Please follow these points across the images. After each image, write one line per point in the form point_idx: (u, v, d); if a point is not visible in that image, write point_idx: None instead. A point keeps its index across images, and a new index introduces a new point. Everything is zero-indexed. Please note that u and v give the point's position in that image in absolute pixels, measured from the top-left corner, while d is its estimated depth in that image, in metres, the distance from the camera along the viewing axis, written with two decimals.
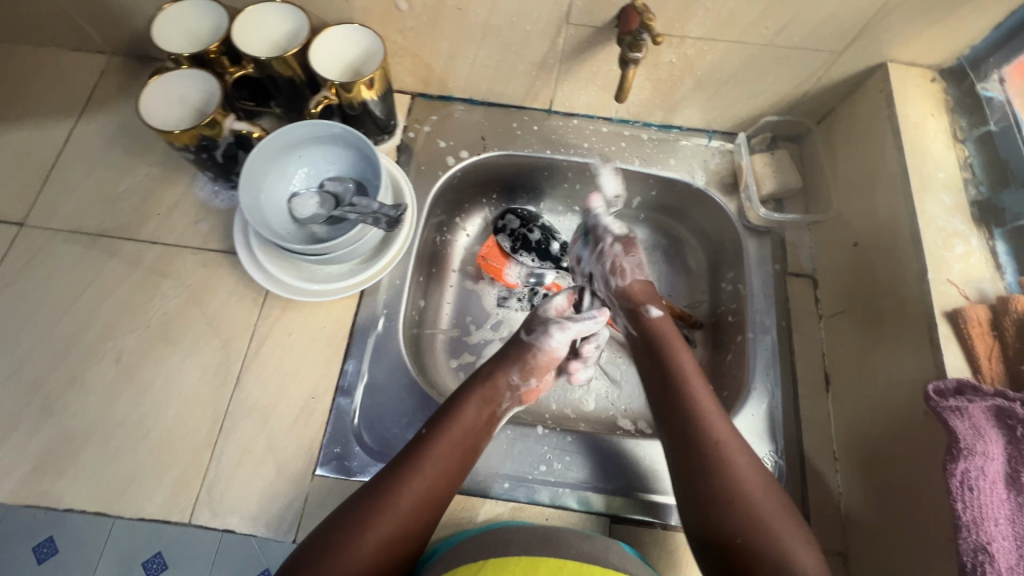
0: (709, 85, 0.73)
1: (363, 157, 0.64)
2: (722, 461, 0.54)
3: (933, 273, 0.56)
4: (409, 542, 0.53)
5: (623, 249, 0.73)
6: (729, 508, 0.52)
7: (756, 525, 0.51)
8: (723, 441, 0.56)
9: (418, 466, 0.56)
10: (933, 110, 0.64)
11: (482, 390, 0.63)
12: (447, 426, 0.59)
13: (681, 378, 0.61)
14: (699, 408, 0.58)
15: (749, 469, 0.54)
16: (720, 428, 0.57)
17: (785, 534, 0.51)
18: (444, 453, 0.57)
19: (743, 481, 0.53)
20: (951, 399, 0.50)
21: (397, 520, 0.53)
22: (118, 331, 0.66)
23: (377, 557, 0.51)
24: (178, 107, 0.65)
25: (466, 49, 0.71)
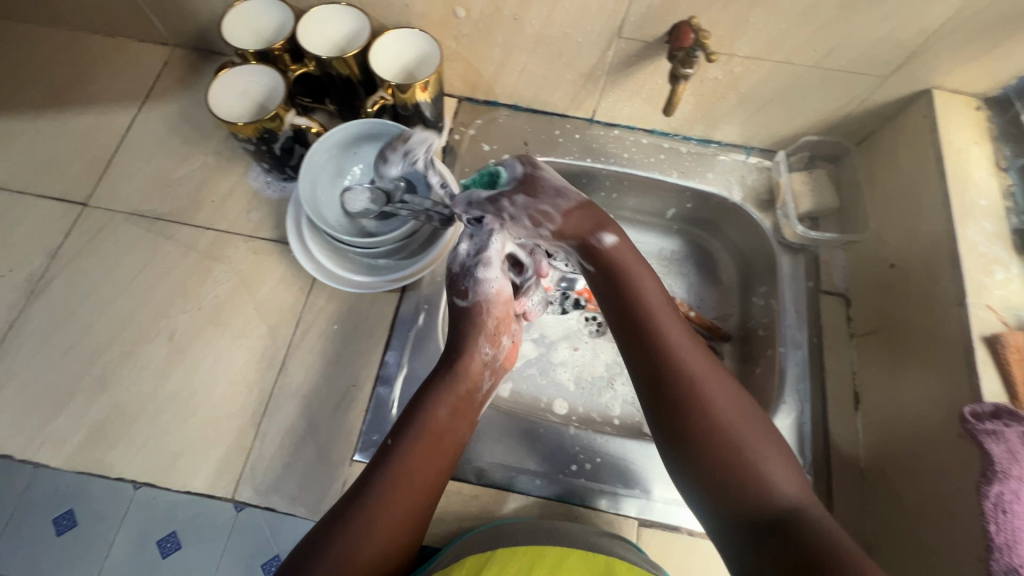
0: (752, 103, 0.74)
1: (414, 156, 0.67)
2: (705, 410, 0.52)
3: (973, 298, 0.57)
4: (416, 527, 0.54)
5: (512, 193, 0.63)
6: (711, 452, 0.50)
7: (738, 459, 0.50)
8: (699, 383, 0.53)
9: (409, 454, 0.56)
10: (977, 138, 0.65)
11: (456, 371, 0.62)
12: (431, 412, 0.59)
13: (646, 313, 0.58)
14: (673, 350, 0.55)
15: (728, 409, 0.52)
16: (700, 370, 0.54)
17: (768, 465, 0.49)
18: (420, 453, 0.56)
19: (724, 426, 0.51)
20: (987, 422, 0.50)
21: (402, 509, 0.53)
22: (171, 311, 0.69)
23: (390, 544, 0.52)
24: (243, 100, 0.69)
25: (516, 56, 0.74)
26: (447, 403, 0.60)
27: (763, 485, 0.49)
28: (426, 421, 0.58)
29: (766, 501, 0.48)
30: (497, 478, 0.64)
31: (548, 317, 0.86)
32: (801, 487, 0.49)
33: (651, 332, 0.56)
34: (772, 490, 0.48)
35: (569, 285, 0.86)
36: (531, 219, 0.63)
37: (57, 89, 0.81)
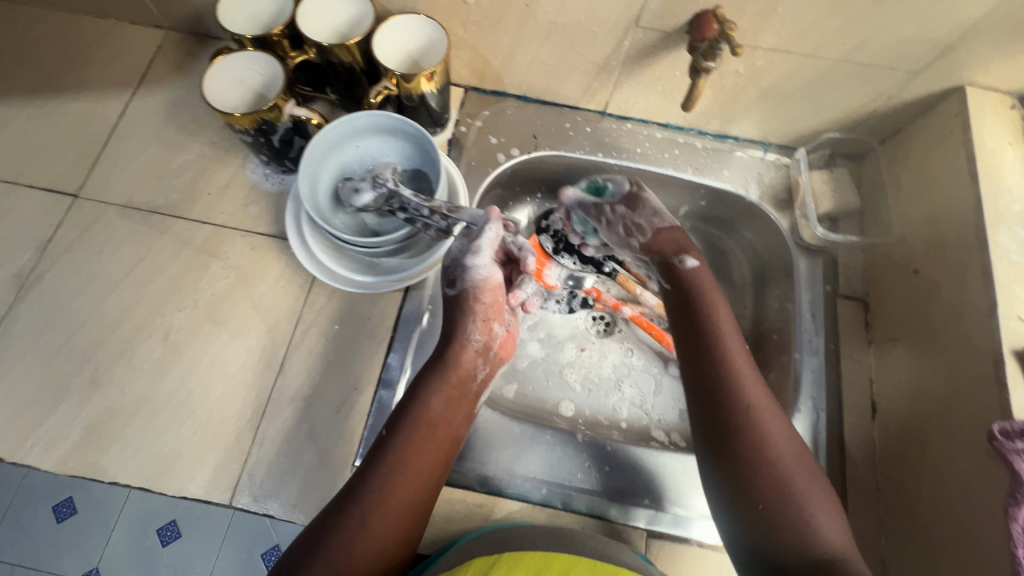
0: (773, 97, 0.71)
1: (421, 152, 0.63)
2: (754, 441, 0.55)
3: (1004, 309, 0.54)
4: (412, 525, 0.53)
5: (626, 207, 0.75)
6: (758, 486, 0.54)
7: (787, 499, 0.53)
8: (772, 426, 0.56)
9: (406, 448, 0.55)
10: (1011, 139, 0.62)
11: (452, 361, 0.61)
12: (426, 403, 0.58)
13: (725, 360, 0.61)
14: (742, 382, 0.59)
15: (784, 446, 0.56)
16: (759, 399, 0.58)
17: (817, 510, 0.53)
18: (414, 445, 0.56)
19: (784, 462, 0.55)
20: (1018, 441, 0.48)
21: (398, 505, 0.53)
22: (167, 309, 0.67)
23: (387, 543, 0.51)
24: (239, 88, 0.65)
25: (528, 45, 0.70)
26: (442, 393, 0.59)
27: (805, 523, 0.52)
28: (421, 412, 0.58)
29: (811, 541, 0.51)
30: (503, 486, 0.62)
31: (554, 316, 0.83)
32: (846, 541, 0.52)
33: (722, 364, 0.60)
34: (817, 532, 0.52)
35: (577, 284, 0.84)
36: (627, 229, 0.76)
37: (46, 73, 0.78)
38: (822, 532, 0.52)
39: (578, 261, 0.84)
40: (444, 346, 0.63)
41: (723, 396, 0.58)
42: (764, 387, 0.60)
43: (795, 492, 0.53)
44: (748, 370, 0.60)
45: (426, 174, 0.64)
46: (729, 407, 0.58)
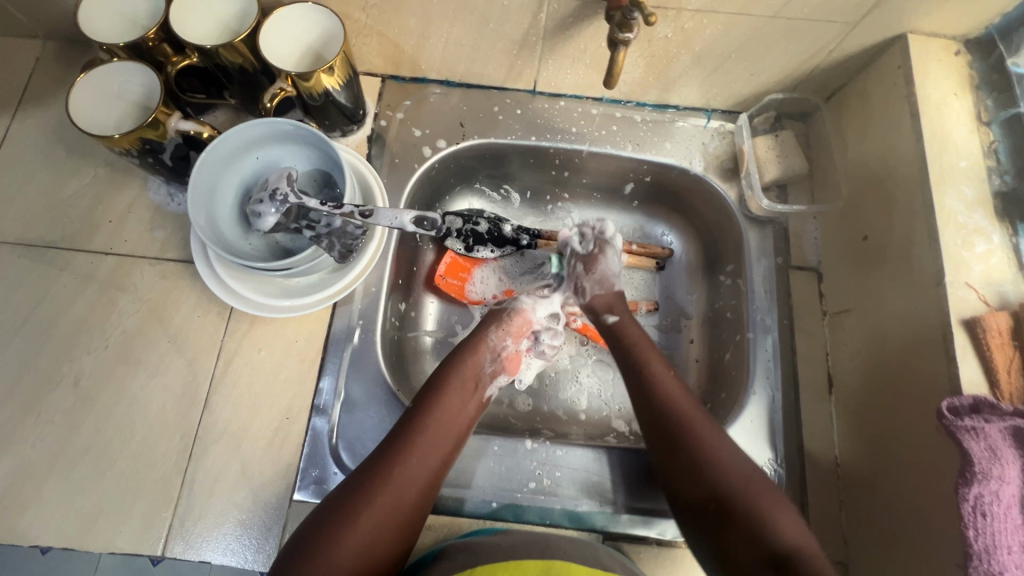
0: (708, 61, 0.66)
1: (325, 156, 0.58)
2: (694, 458, 0.53)
3: (951, 276, 0.51)
4: (419, 502, 0.52)
5: (583, 267, 0.69)
6: (712, 492, 0.51)
7: (727, 494, 0.50)
8: (703, 435, 0.54)
9: (426, 426, 0.56)
10: (956, 89, 0.58)
11: (468, 360, 0.63)
12: (447, 388, 0.59)
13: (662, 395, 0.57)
14: (672, 401, 0.57)
15: (726, 452, 0.53)
16: (698, 423, 0.55)
17: (761, 502, 0.49)
18: (435, 427, 0.56)
19: (729, 475, 0.51)
20: (966, 418, 0.46)
21: (411, 478, 0.52)
22: (74, 352, 0.61)
23: (389, 526, 0.50)
24: (117, 105, 0.58)
25: (437, 26, 0.64)
26: (460, 377, 0.61)
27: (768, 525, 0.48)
28: (440, 395, 0.59)
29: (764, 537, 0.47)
30: (451, 505, 0.59)
31: None
32: (803, 534, 0.48)
33: (657, 394, 0.57)
34: (772, 530, 0.48)
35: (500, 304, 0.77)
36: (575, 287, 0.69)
37: None
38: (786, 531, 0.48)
39: (495, 247, 0.78)
40: (460, 351, 0.64)
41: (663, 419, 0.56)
42: (689, 397, 0.58)
43: (744, 495, 0.50)
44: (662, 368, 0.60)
45: (332, 178, 0.59)
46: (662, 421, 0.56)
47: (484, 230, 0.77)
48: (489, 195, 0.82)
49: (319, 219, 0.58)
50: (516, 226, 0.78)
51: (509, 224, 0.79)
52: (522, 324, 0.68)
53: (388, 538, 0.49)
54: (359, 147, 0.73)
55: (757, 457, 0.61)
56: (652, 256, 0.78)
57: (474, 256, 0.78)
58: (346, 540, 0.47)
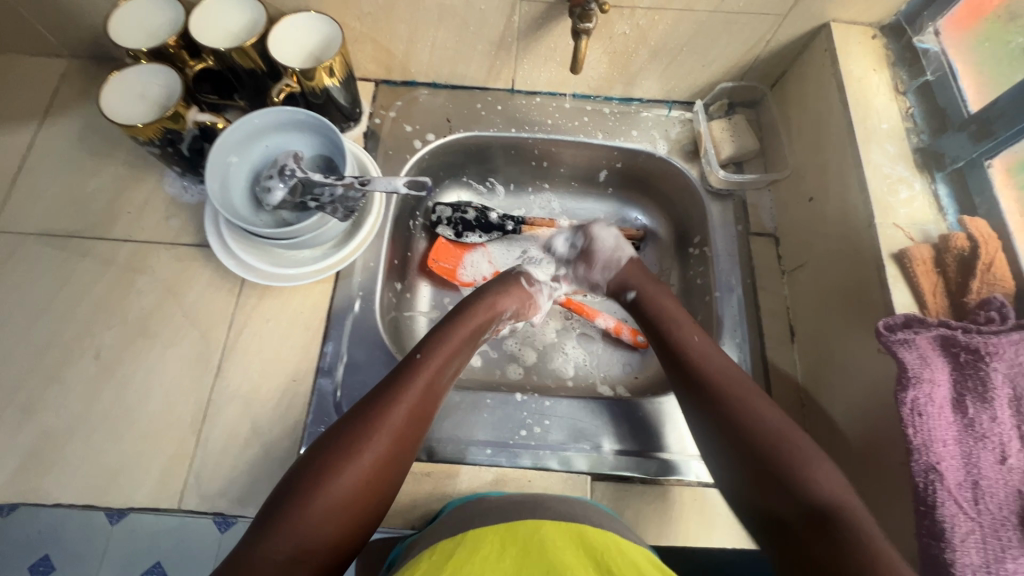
0: (664, 55, 0.75)
1: (327, 139, 0.65)
2: (739, 417, 0.55)
3: (880, 218, 0.59)
4: (408, 443, 0.55)
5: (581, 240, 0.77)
6: (753, 449, 0.54)
7: (761, 441, 0.53)
8: (746, 401, 0.56)
9: (425, 368, 0.59)
10: (875, 65, 0.67)
11: (476, 313, 0.67)
12: (448, 336, 0.63)
13: (683, 347, 0.62)
14: (709, 366, 0.60)
15: (764, 414, 0.55)
16: (736, 386, 0.58)
17: (802, 454, 0.52)
18: (433, 370, 0.59)
19: (762, 427, 0.54)
20: (899, 332, 0.52)
21: (403, 418, 0.55)
22: (95, 328, 0.66)
23: (378, 468, 0.52)
24: (141, 102, 0.65)
25: (424, 31, 0.73)
26: (464, 329, 0.65)
27: (804, 478, 0.50)
28: (440, 344, 0.62)
29: (802, 491, 0.50)
30: (448, 453, 0.64)
31: None
32: (841, 485, 0.50)
33: (698, 356, 0.61)
34: (810, 481, 0.50)
35: None
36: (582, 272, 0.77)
37: None
38: (818, 476, 0.50)
39: (483, 233, 0.84)
40: (468, 304, 0.68)
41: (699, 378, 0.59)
42: (723, 359, 0.61)
43: (782, 447, 0.52)
44: (691, 328, 0.64)
45: (334, 161, 0.66)
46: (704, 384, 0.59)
47: (472, 217, 0.84)
48: (476, 188, 0.89)
49: (322, 192, 0.64)
50: (501, 213, 0.85)
51: (495, 211, 0.85)
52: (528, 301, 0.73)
53: (379, 477, 0.52)
54: (355, 142, 0.80)
55: None
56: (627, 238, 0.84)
57: (464, 241, 0.84)
58: (337, 479, 0.49)
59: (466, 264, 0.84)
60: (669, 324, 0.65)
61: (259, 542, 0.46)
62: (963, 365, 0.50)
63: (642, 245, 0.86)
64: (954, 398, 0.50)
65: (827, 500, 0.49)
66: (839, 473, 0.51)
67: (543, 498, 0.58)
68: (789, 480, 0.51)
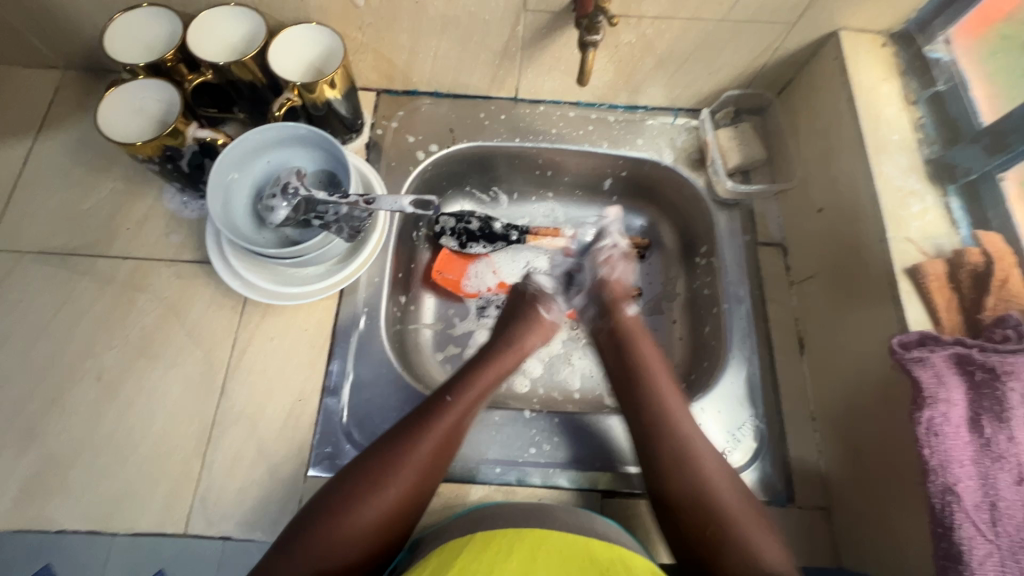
0: (670, 64, 0.73)
1: (330, 155, 0.64)
2: (696, 485, 0.55)
3: (893, 232, 0.58)
4: (432, 482, 0.54)
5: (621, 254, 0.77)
6: (701, 516, 0.54)
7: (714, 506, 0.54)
8: (706, 469, 0.56)
9: (456, 411, 0.58)
10: (885, 75, 0.66)
11: (504, 358, 0.67)
12: (477, 378, 0.62)
13: (649, 405, 0.61)
14: (677, 423, 0.59)
15: (720, 481, 0.55)
16: (702, 448, 0.58)
17: (746, 523, 0.52)
18: (465, 408, 0.58)
19: (721, 498, 0.54)
20: (914, 350, 0.51)
21: (430, 456, 0.54)
22: (96, 349, 0.65)
23: (400, 503, 0.52)
24: (139, 118, 0.64)
25: (427, 41, 0.71)
26: (495, 368, 0.65)
27: (753, 552, 0.51)
28: (473, 381, 0.62)
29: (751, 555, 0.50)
30: (457, 472, 0.63)
31: None
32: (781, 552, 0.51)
33: (664, 411, 0.60)
34: (755, 551, 0.51)
35: (495, 295, 0.83)
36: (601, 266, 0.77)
37: None
38: (764, 550, 0.51)
39: (487, 244, 0.83)
40: (497, 347, 0.68)
41: (660, 438, 0.58)
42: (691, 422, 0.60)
43: (734, 519, 0.53)
44: (665, 379, 0.64)
45: (337, 177, 0.65)
46: (667, 444, 0.58)
47: (475, 228, 0.83)
48: (479, 197, 0.88)
49: (325, 210, 0.63)
50: (505, 223, 0.84)
51: (499, 221, 0.84)
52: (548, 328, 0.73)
53: (401, 513, 0.52)
54: (357, 154, 0.79)
55: (738, 415, 0.66)
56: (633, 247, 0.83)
57: (468, 252, 0.83)
58: (359, 511, 0.50)
59: (470, 275, 0.83)
60: (644, 368, 0.65)
61: (280, 565, 0.47)
62: (980, 384, 0.49)
63: (648, 254, 0.85)
64: (971, 417, 0.49)
65: (773, 573, 0.49)
66: (778, 543, 0.52)
67: (547, 507, 0.56)
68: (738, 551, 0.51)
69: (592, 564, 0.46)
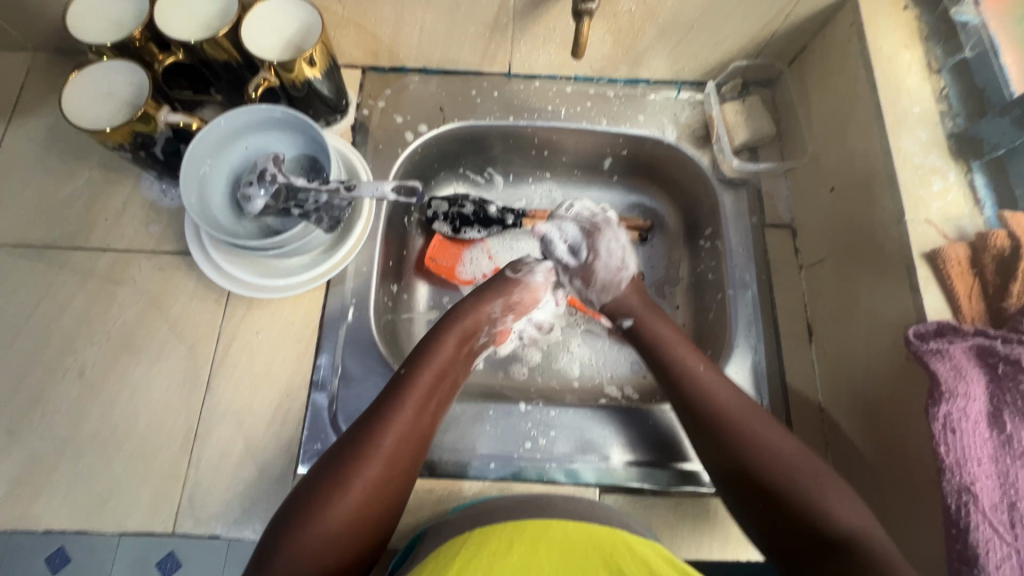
0: (673, 33, 0.69)
1: (309, 139, 0.60)
2: (743, 445, 0.53)
3: (911, 214, 0.54)
4: (404, 468, 0.52)
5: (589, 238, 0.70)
6: (762, 485, 0.51)
7: (780, 479, 0.51)
8: (748, 431, 0.54)
9: (415, 384, 0.57)
10: (906, 41, 0.61)
11: (464, 319, 0.65)
12: (436, 349, 0.61)
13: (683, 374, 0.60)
14: (725, 405, 0.56)
15: (793, 454, 0.52)
16: (761, 427, 0.54)
17: (820, 492, 0.49)
18: (425, 384, 0.57)
19: (762, 457, 0.52)
20: (931, 341, 0.48)
21: (394, 441, 0.52)
22: (77, 345, 0.63)
23: (373, 492, 0.50)
24: (108, 102, 0.60)
25: (412, 14, 0.67)
26: (453, 338, 0.63)
27: (819, 508, 0.48)
28: (430, 357, 0.60)
29: (824, 521, 0.47)
30: (450, 468, 0.61)
31: None
32: (861, 512, 0.48)
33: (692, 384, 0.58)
34: (828, 513, 0.48)
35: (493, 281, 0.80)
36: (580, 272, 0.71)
37: None
38: (836, 508, 0.48)
39: (482, 229, 0.79)
40: (454, 313, 0.66)
41: (703, 415, 0.56)
42: (726, 383, 0.58)
43: (792, 479, 0.50)
44: (689, 352, 0.61)
45: (319, 163, 0.61)
46: (704, 421, 0.56)
47: (469, 211, 0.78)
48: (473, 179, 0.84)
49: (305, 199, 0.60)
50: (500, 206, 0.79)
51: (494, 204, 0.80)
52: (524, 300, 0.70)
53: (377, 505, 0.50)
54: (343, 136, 0.75)
55: None
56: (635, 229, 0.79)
57: (462, 238, 0.79)
58: (333, 507, 0.48)
59: (465, 262, 0.80)
60: (667, 345, 0.63)
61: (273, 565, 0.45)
62: (1000, 377, 0.46)
63: (649, 236, 0.81)
64: (991, 413, 0.46)
65: (846, 531, 0.47)
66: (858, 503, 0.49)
67: (547, 499, 0.52)
68: (803, 511, 0.49)
69: (597, 554, 0.43)
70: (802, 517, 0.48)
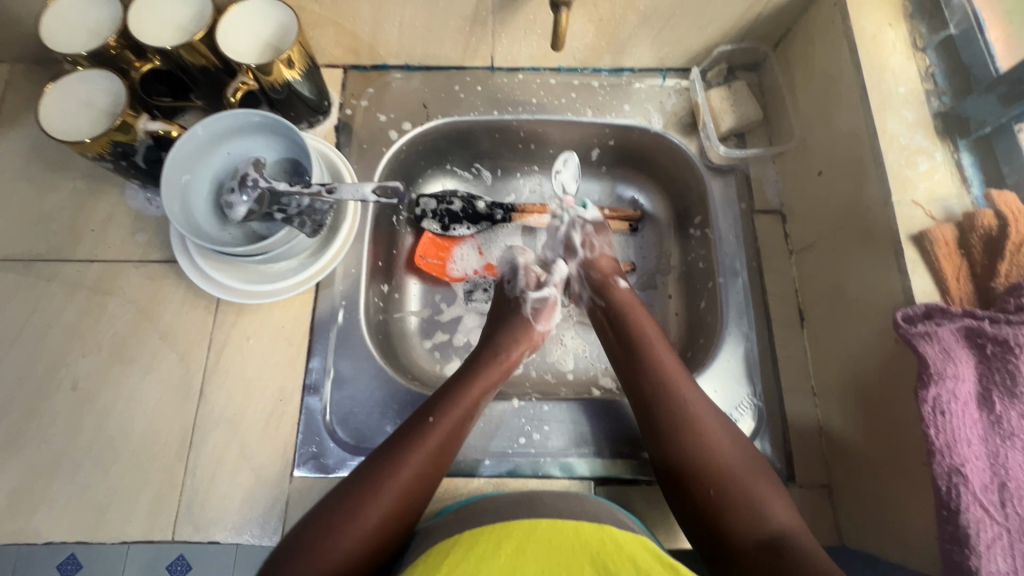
0: (654, 20, 0.68)
1: (292, 143, 0.60)
2: (702, 450, 0.54)
3: (898, 196, 0.54)
4: (430, 483, 0.53)
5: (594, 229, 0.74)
6: (706, 482, 0.52)
7: (730, 502, 0.51)
8: (710, 435, 0.55)
9: (453, 409, 0.57)
10: (890, 19, 0.60)
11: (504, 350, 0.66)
12: (478, 377, 0.61)
13: (663, 376, 0.58)
14: (682, 400, 0.56)
15: (738, 462, 0.53)
16: (729, 451, 0.54)
17: (761, 495, 0.51)
18: (464, 408, 0.58)
19: (709, 457, 0.53)
20: (919, 324, 0.48)
21: (423, 460, 0.53)
22: (69, 357, 0.63)
23: (394, 507, 0.50)
24: (85, 112, 0.59)
25: (389, 10, 0.66)
26: (495, 367, 0.63)
27: (761, 509, 0.50)
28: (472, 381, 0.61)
29: (762, 522, 0.49)
30: None
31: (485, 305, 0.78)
32: (795, 520, 0.50)
33: (663, 380, 0.58)
34: (766, 516, 0.50)
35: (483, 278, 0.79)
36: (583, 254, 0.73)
37: None
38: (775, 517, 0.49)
39: (471, 224, 0.79)
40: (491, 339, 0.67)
41: (667, 419, 0.56)
42: (688, 377, 0.59)
43: (732, 483, 0.52)
44: (667, 353, 0.61)
45: (302, 166, 0.61)
46: (666, 416, 0.56)
47: (458, 208, 0.78)
48: (461, 175, 0.83)
49: (289, 202, 0.60)
50: (489, 201, 0.79)
51: (483, 199, 0.79)
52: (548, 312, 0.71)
53: (395, 516, 0.50)
54: (326, 137, 0.75)
55: (735, 394, 0.64)
56: (624, 220, 0.79)
57: (451, 234, 0.79)
58: (351, 519, 0.48)
59: (455, 259, 0.80)
60: (648, 343, 0.62)
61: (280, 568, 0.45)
62: (990, 358, 0.46)
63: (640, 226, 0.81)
64: (980, 394, 0.46)
65: (777, 532, 0.49)
66: (790, 508, 0.51)
67: (538, 496, 0.52)
68: (743, 514, 0.50)
69: (585, 551, 0.43)
70: (737, 520, 0.50)
